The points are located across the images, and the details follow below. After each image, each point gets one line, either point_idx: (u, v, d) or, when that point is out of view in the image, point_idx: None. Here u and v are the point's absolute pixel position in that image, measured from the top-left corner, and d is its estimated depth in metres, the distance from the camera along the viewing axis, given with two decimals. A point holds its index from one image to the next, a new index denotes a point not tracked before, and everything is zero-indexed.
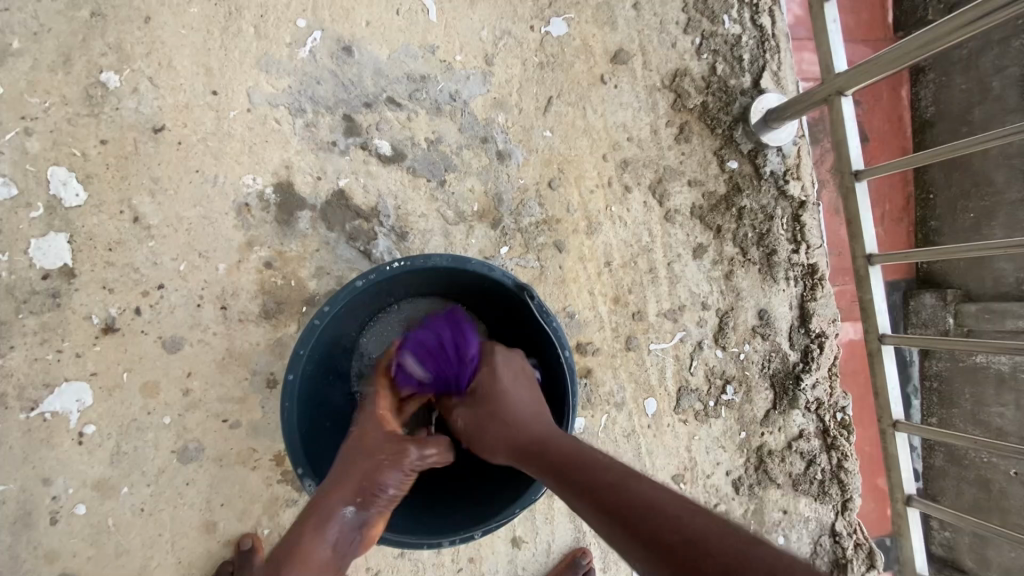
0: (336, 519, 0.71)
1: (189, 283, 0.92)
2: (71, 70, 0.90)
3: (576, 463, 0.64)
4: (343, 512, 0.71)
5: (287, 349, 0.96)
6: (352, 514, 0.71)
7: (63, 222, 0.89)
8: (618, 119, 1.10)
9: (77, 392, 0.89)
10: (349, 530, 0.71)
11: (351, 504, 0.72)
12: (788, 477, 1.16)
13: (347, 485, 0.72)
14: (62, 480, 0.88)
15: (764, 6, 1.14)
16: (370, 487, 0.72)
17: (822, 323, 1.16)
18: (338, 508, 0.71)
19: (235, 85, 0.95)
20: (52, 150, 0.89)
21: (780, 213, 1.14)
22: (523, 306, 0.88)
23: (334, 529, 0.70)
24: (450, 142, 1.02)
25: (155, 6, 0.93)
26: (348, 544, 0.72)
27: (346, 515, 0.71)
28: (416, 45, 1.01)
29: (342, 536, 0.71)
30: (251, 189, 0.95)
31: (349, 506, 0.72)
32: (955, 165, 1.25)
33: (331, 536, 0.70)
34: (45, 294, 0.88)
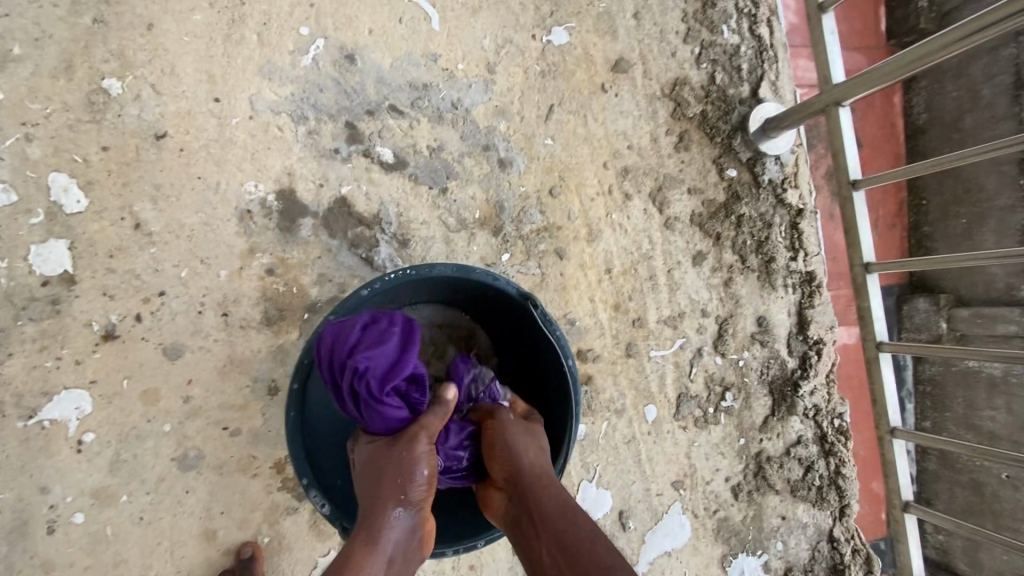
0: (389, 525, 0.73)
1: (190, 290, 0.92)
2: (73, 76, 0.90)
3: (580, 538, 0.68)
4: (394, 518, 0.73)
5: (288, 356, 0.95)
6: (402, 515, 0.74)
7: (64, 228, 0.89)
8: (619, 128, 1.10)
9: (77, 400, 0.88)
10: (404, 536, 0.73)
11: (400, 508, 0.74)
12: (786, 484, 1.17)
13: (392, 492, 0.74)
14: (61, 489, 0.88)
15: (762, 17, 1.15)
16: (407, 485, 0.75)
17: (820, 330, 1.17)
18: (388, 513, 0.73)
19: (238, 92, 0.95)
20: (53, 156, 0.89)
21: (778, 221, 1.15)
22: (526, 315, 0.88)
23: (389, 537, 0.72)
24: (452, 149, 1.02)
25: (158, 13, 0.93)
26: (406, 550, 0.73)
27: (396, 520, 0.73)
28: (418, 54, 1.02)
29: (397, 542, 0.73)
30: (253, 196, 0.95)
31: (397, 509, 0.74)
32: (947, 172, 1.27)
33: (388, 545, 0.71)
34: (45, 301, 0.88)
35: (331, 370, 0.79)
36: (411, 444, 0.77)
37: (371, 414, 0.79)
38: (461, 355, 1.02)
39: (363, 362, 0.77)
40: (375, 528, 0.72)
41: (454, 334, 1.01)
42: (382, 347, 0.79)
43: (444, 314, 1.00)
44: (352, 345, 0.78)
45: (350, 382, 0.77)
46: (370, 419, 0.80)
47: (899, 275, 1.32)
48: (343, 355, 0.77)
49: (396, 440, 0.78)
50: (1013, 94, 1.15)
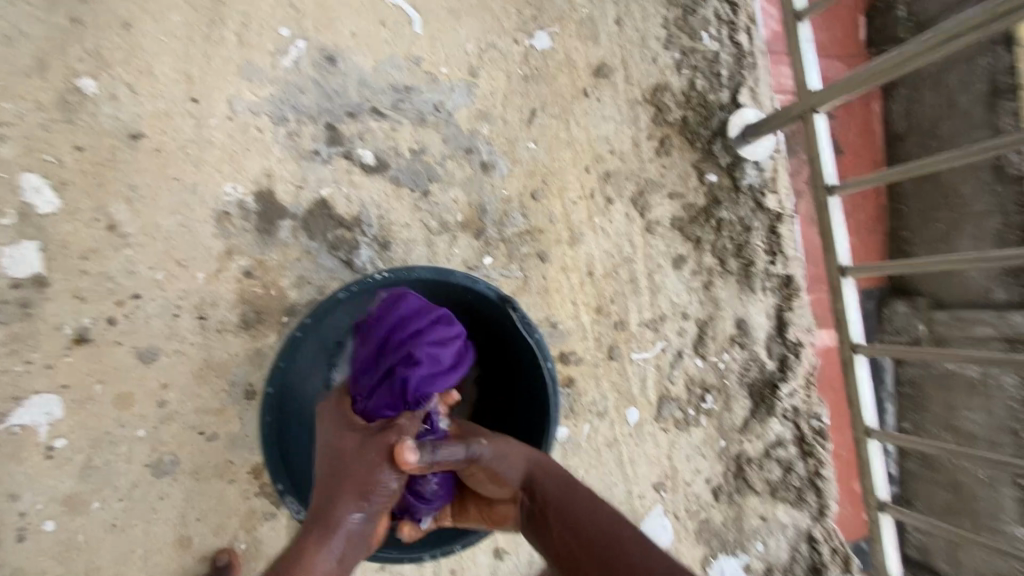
0: (344, 525, 0.69)
1: (166, 293, 0.91)
2: (46, 75, 0.88)
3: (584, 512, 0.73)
4: (349, 519, 0.69)
5: (266, 360, 0.94)
6: (359, 519, 0.69)
7: (36, 230, 0.87)
8: (601, 132, 1.11)
9: (48, 404, 0.86)
10: (356, 538, 0.70)
11: (359, 510, 0.69)
12: (766, 484, 1.18)
13: (351, 492, 0.69)
14: (30, 496, 0.86)
15: (742, 24, 1.17)
16: (373, 491, 0.70)
17: (799, 332, 1.19)
18: (345, 514, 0.69)
19: (217, 92, 0.94)
20: (25, 155, 0.87)
21: (758, 225, 1.16)
22: (504, 318, 0.89)
23: (342, 536, 0.68)
24: (433, 152, 1.02)
25: (136, 12, 0.92)
26: (356, 553, 0.70)
27: (352, 522, 0.69)
28: (401, 56, 1.02)
29: (349, 542, 0.69)
30: (231, 198, 0.94)
31: (355, 511, 0.69)
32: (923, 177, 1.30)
33: (336, 549, 0.68)
34: (15, 303, 0.86)
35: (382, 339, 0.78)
36: (391, 450, 0.70)
37: (383, 391, 0.75)
38: None
39: (423, 358, 0.76)
40: (329, 526, 0.68)
41: None
42: (447, 355, 0.78)
43: None
44: (419, 334, 0.77)
45: (396, 361, 0.76)
46: (378, 394, 0.75)
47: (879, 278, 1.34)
48: (405, 336, 0.77)
49: (376, 436, 0.72)
50: (989, 103, 1.18)
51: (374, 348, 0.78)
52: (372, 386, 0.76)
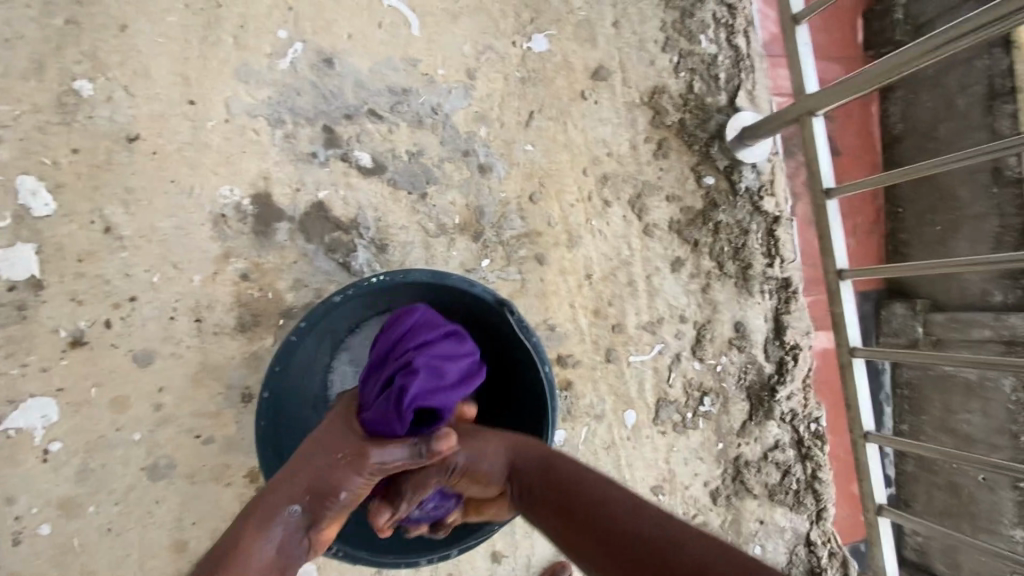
0: (282, 516, 0.67)
1: (162, 295, 0.91)
2: (43, 77, 0.88)
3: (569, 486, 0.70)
4: (291, 511, 0.68)
5: (262, 363, 0.94)
6: (298, 513, 0.68)
7: (32, 232, 0.86)
8: (599, 135, 1.11)
9: (44, 407, 0.86)
10: (295, 533, 0.68)
11: (299, 502, 0.68)
12: (764, 488, 1.18)
13: (298, 483, 0.69)
14: (26, 499, 0.85)
15: (739, 27, 1.17)
16: (325, 486, 0.69)
17: (796, 335, 1.19)
18: (289, 504, 0.68)
19: (214, 94, 0.94)
20: (21, 158, 0.87)
21: (755, 228, 1.16)
22: (502, 322, 0.89)
23: (279, 528, 0.66)
24: (431, 154, 1.02)
25: (132, 14, 0.91)
26: (292, 551, 0.67)
27: (292, 514, 0.68)
28: (398, 58, 1.02)
29: (287, 536, 0.67)
30: (227, 200, 0.93)
31: (297, 504, 0.68)
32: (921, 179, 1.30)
33: (272, 539, 0.66)
34: (11, 306, 0.85)
35: (389, 350, 0.80)
36: (356, 451, 0.71)
37: (382, 400, 0.75)
38: None
39: (422, 366, 0.77)
40: (270, 513, 0.67)
41: None
42: (451, 367, 0.80)
43: None
44: (425, 344, 0.80)
45: (398, 367, 0.77)
46: (377, 404, 0.76)
47: (877, 281, 1.34)
48: (412, 345, 0.80)
49: (359, 441, 0.73)
50: (987, 104, 1.18)
51: (381, 361, 0.80)
52: (374, 395, 0.77)
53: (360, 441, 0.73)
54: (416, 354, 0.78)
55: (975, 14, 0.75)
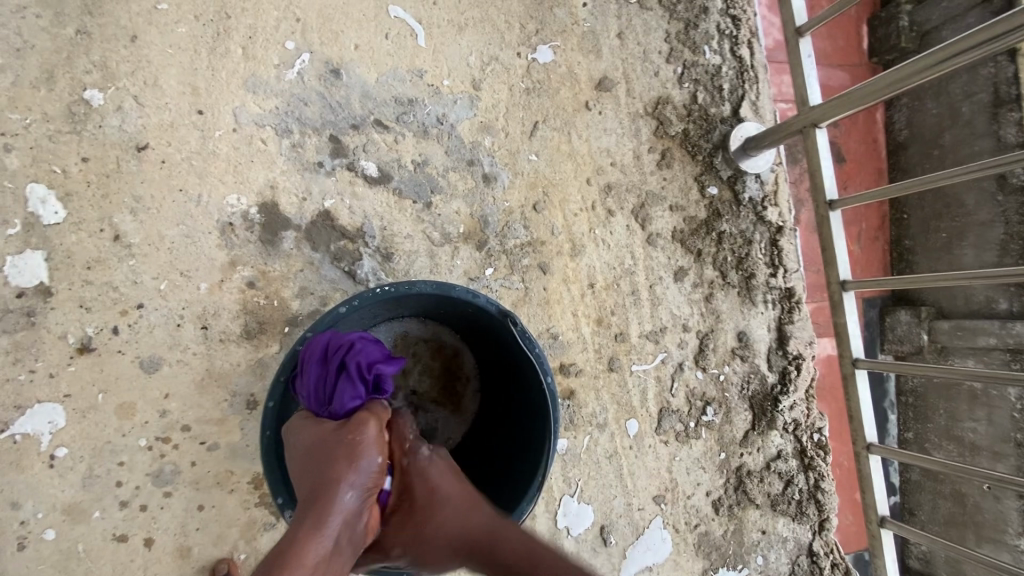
0: (337, 506, 0.69)
1: (169, 302, 0.91)
2: (54, 87, 0.89)
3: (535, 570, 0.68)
4: (345, 501, 0.70)
5: (268, 370, 0.95)
6: (352, 498, 0.70)
7: (41, 240, 0.87)
8: (602, 145, 1.12)
9: (50, 413, 0.87)
10: (352, 519, 0.70)
11: (349, 489, 0.71)
12: (767, 498, 1.18)
13: (340, 473, 0.71)
14: (32, 505, 0.86)
15: (743, 38, 1.18)
16: (362, 467, 0.73)
17: (799, 345, 1.19)
18: (338, 496, 0.69)
19: (222, 104, 0.95)
20: (31, 166, 0.88)
21: (759, 238, 1.17)
22: (505, 331, 0.88)
23: (336, 518, 0.68)
24: (436, 163, 1.03)
25: (142, 25, 0.93)
26: (350, 540, 0.69)
27: (345, 502, 0.70)
28: (404, 69, 1.03)
29: (345, 525, 0.69)
30: (234, 209, 0.94)
31: (347, 491, 0.70)
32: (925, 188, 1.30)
33: (335, 527, 0.68)
34: (20, 312, 0.86)
35: (322, 349, 0.79)
36: (360, 429, 0.75)
37: (344, 386, 0.78)
38: (444, 373, 1.02)
39: (365, 347, 0.80)
40: (325, 510, 0.68)
41: (440, 352, 1.01)
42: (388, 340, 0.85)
43: (432, 330, 1.00)
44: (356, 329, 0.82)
45: (343, 356, 0.78)
46: (341, 390, 0.78)
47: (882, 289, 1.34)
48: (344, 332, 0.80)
49: (347, 426, 0.76)
50: (991, 112, 1.19)
51: (317, 362, 0.78)
52: (331, 388, 0.78)
53: (347, 429, 0.75)
54: (352, 339, 0.80)
55: (980, 27, 0.75)
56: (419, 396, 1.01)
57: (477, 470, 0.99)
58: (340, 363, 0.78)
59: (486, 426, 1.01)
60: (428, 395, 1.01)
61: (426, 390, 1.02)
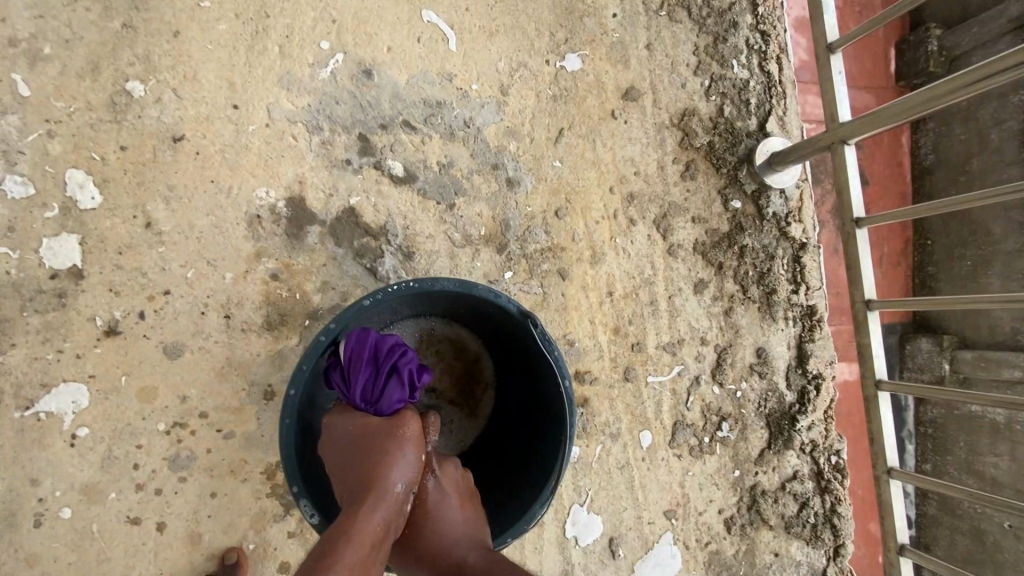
0: (389, 494, 0.73)
1: (194, 290, 0.93)
2: (98, 77, 0.92)
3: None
4: (395, 490, 0.74)
5: (287, 362, 0.96)
6: (403, 487, 0.75)
7: (77, 223, 0.90)
8: (626, 154, 1.12)
9: (74, 393, 0.89)
10: (401, 505, 0.74)
11: (401, 482, 0.75)
12: (781, 519, 1.15)
13: (393, 463, 0.75)
14: (51, 482, 0.87)
15: (772, 53, 1.18)
16: (412, 462, 0.77)
17: (819, 364, 1.17)
18: (390, 485, 0.74)
19: (256, 100, 0.97)
20: (72, 152, 0.91)
21: (781, 254, 1.16)
22: (525, 332, 0.88)
23: (388, 504, 0.72)
24: (461, 166, 1.04)
25: (185, 21, 0.96)
26: (397, 524, 0.73)
27: (396, 491, 0.74)
28: (434, 73, 1.05)
29: (394, 512, 0.73)
30: (263, 201, 0.96)
31: (399, 481, 0.75)
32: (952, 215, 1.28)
33: (387, 512, 0.72)
34: (52, 293, 0.89)
35: (372, 354, 0.83)
36: (405, 424, 0.80)
37: (394, 387, 0.83)
38: (464, 377, 1.02)
39: (413, 358, 0.86)
40: (377, 500, 0.72)
41: (461, 355, 1.02)
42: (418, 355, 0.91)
43: (457, 334, 1.01)
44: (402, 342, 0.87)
45: (395, 358, 0.84)
46: (389, 391, 0.83)
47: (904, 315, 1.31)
48: (394, 343, 0.85)
49: (394, 421, 0.80)
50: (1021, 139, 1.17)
51: (367, 363, 0.83)
52: (380, 388, 0.83)
53: (394, 422, 0.80)
54: (399, 350, 0.85)
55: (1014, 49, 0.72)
56: (438, 395, 1.01)
57: (493, 475, 0.98)
58: (390, 369, 0.83)
59: (503, 430, 1.00)
60: (446, 395, 1.02)
61: (444, 389, 1.02)
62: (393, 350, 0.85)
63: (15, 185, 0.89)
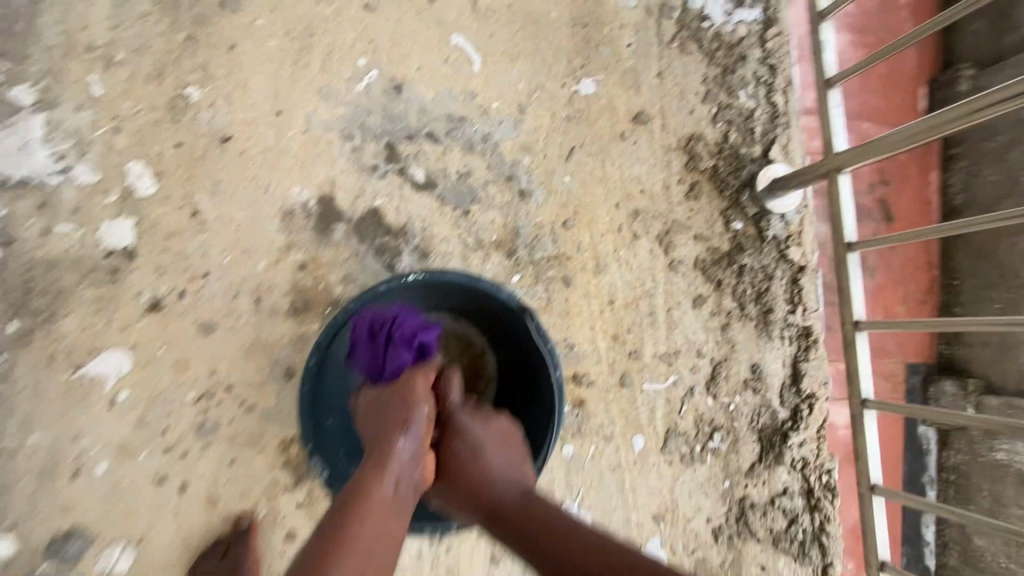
0: (395, 453, 0.78)
1: (230, 274, 1.03)
2: (162, 82, 1.04)
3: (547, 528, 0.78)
4: (399, 448, 0.79)
5: (307, 346, 1.04)
6: (406, 444, 0.79)
7: (133, 209, 1.01)
8: (633, 173, 1.20)
9: (117, 359, 0.99)
10: (409, 461, 0.79)
11: (403, 437, 0.79)
12: (769, 533, 1.18)
13: (397, 425, 0.81)
14: (90, 439, 0.97)
15: (778, 86, 1.25)
16: (414, 419, 0.82)
17: (813, 384, 1.21)
18: (395, 443, 0.79)
19: (297, 108, 1.08)
20: (134, 146, 1.02)
21: (780, 275, 1.21)
22: (520, 327, 0.99)
23: (396, 463, 0.77)
24: (477, 176, 1.13)
25: (240, 36, 1.08)
26: (410, 481, 0.78)
27: (401, 450, 0.79)
28: (459, 91, 1.14)
29: (403, 469, 0.78)
30: (297, 199, 1.06)
31: (403, 439, 0.79)
32: (981, 254, 1.27)
33: (395, 470, 0.77)
34: (106, 269, 1.00)
35: (366, 331, 0.91)
36: (412, 383, 0.85)
37: (392, 354, 0.89)
38: (467, 372, 1.07)
39: (406, 322, 0.91)
40: (384, 460, 0.77)
41: (467, 350, 1.07)
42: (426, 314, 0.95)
43: (464, 330, 1.07)
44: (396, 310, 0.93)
45: (387, 330, 0.90)
46: (389, 358, 0.89)
47: (928, 354, 1.31)
48: (386, 315, 0.92)
49: (399, 383, 0.86)
50: None
51: (365, 340, 0.91)
52: (381, 359, 0.90)
53: (398, 384, 0.86)
54: (390, 318, 0.91)
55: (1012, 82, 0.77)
56: None
57: None
58: (384, 339, 0.90)
59: None
60: None
61: None
62: (383, 322, 0.91)
63: (83, 172, 1.00)
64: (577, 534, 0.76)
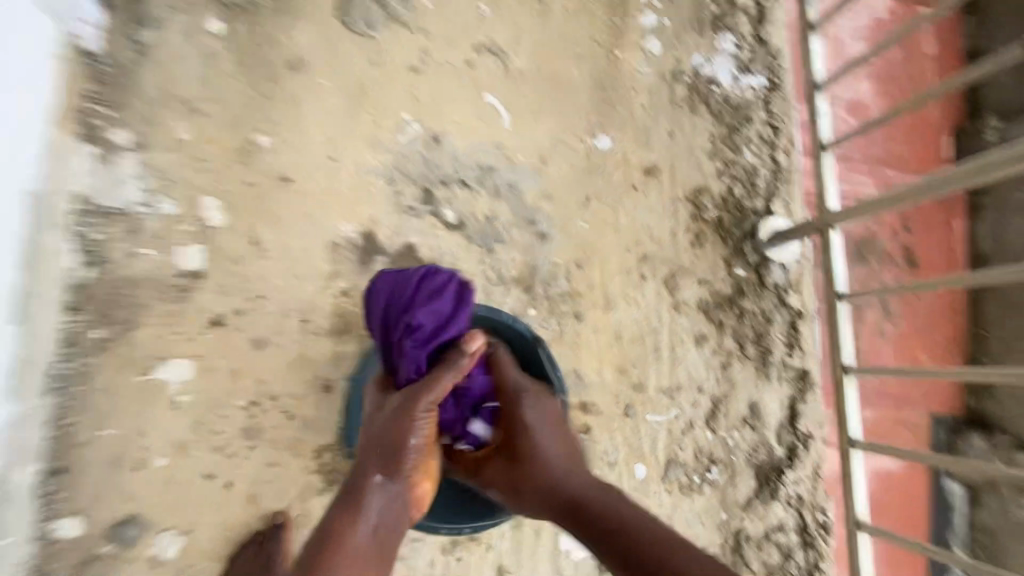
0: (370, 488, 0.93)
1: (281, 297, 1.17)
2: (236, 129, 1.22)
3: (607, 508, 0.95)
4: (375, 481, 0.93)
5: (344, 363, 1.17)
6: (381, 479, 0.93)
7: (204, 237, 1.17)
8: (643, 221, 1.32)
9: (180, 367, 1.13)
10: (385, 493, 0.93)
11: (379, 474, 0.93)
12: (763, 565, 1.24)
13: (376, 460, 0.94)
14: (152, 436, 1.10)
15: (780, 146, 1.38)
16: (397, 455, 0.93)
17: (809, 425, 1.29)
18: (371, 479, 0.93)
19: (348, 155, 1.24)
20: (209, 183, 1.19)
21: (779, 319, 1.31)
22: (535, 356, 1.12)
23: (371, 498, 0.92)
24: (502, 219, 1.27)
25: (304, 92, 1.25)
26: (386, 510, 0.93)
27: (376, 484, 0.93)
28: (489, 143, 1.29)
29: (380, 502, 0.93)
30: (343, 233, 1.21)
31: (379, 475, 0.93)
32: (1008, 305, 1.36)
33: (370, 503, 0.92)
34: (177, 288, 1.15)
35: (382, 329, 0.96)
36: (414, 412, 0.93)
37: (406, 360, 0.94)
38: None
39: (419, 323, 0.93)
40: (361, 494, 0.92)
41: None
42: (442, 303, 0.95)
43: None
44: (410, 305, 0.93)
45: (402, 333, 0.93)
46: (405, 362, 0.95)
47: (954, 402, 1.39)
48: (399, 313, 0.94)
49: (399, 412, 0.93)
50: None
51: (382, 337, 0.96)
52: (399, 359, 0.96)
53: (397, 413, 0.94)
54: (403, 319, 0.93)
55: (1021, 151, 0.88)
56: None
57: None
58: (399, 343, 0.94)
59: None
60: None
61: None
62: (397, 324, 0.94)
63: (165, 204, 1.17)
64: (633, 524, 0.91)
